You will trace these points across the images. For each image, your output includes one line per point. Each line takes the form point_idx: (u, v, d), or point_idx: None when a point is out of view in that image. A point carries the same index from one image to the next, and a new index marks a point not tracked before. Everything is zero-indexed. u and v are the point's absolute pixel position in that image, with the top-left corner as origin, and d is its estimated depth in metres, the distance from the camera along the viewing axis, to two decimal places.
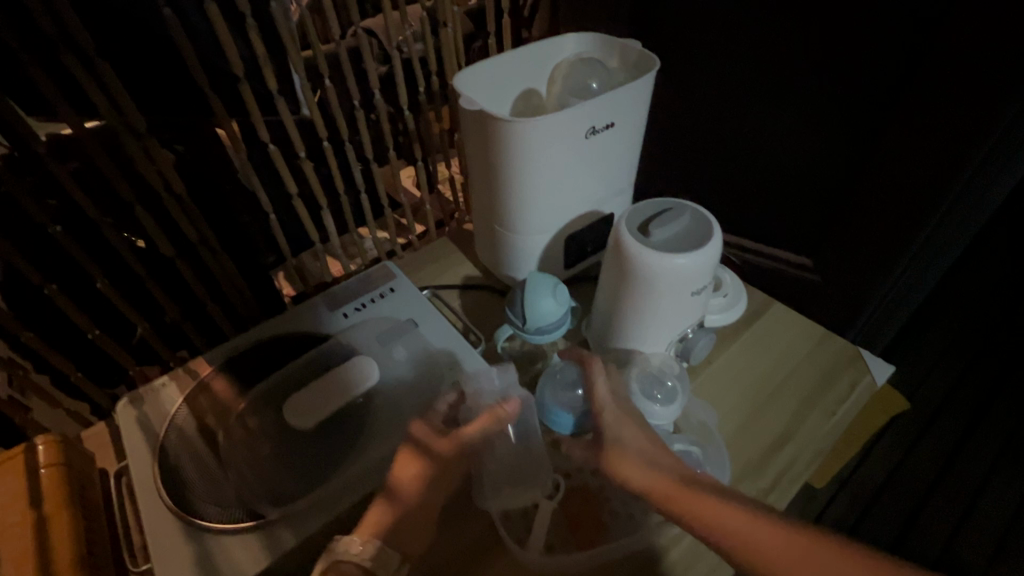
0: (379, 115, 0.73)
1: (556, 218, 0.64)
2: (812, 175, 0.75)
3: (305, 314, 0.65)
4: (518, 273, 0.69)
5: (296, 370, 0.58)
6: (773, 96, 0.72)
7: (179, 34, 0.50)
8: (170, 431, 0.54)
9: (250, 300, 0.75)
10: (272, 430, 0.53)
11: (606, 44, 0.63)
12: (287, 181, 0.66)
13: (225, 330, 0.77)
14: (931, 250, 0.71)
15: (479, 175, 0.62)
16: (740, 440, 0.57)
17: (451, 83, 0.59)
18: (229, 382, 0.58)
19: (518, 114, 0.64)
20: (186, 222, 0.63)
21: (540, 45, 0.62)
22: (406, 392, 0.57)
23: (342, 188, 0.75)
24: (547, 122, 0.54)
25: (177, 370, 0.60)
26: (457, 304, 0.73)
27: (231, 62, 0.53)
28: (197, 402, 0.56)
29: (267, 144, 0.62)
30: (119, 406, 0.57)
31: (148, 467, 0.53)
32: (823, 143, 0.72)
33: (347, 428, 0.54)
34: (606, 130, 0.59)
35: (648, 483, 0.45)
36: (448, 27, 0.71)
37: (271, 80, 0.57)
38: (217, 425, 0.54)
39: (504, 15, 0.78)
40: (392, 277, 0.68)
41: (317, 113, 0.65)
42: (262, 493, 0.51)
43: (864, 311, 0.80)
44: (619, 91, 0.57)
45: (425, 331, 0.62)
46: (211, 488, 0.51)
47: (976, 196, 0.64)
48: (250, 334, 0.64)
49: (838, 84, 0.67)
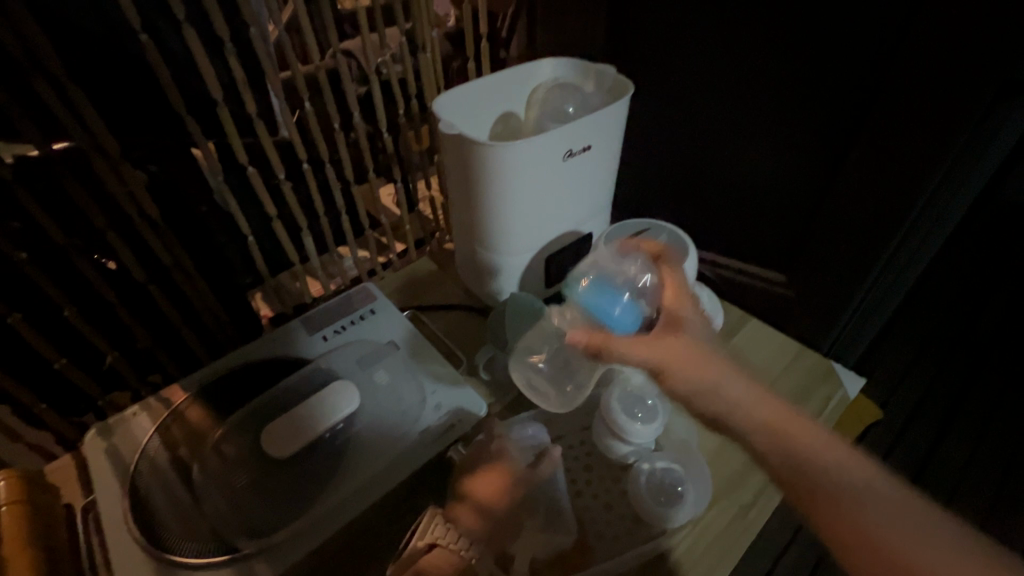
0: (359, 134, 0.73)
1: (535, 239, 0.64)
2: (782, 192, 0.78)
3: (283, 339, 0.64)
4: (498, 293, 0.70)
5: (275, 396, 0.57)
6: (743, 117, 0.74)
7: (155, 58, 0.50)
8: (141, 463, 0.52)
9: (226, 323, 0.74)
10: (249, 459, 0.52)
11: (582, 69, 0.65)
12: (266, 203, 0.65)
13: (199, 354, 0.75)
14: (899, 262, 0.74)
15: (460, 197, 0.63)
16: (720, 456, 0.58)
17: (430, 107, 0.59)
18: (204, 410, 0.57)
19: (497, 137, 0.65)
20: (160, 245, 0.63)
21: (518, 70, 0.64)
22: (387, 417, 0.56)
23: (321, 209, 0.74)
24: (525, 145, 0.55)
25: (149, 399, 0.58)
26: (438, 324, 0.73)
27: (209, 86, 0.53)
28: (170, 432, 0.55)
29: (245, 165, 0.62)
30: (87, 436, 0.55)
31: (116, 501, 0.50)
32: (791, 161, 0.74)
33: (326, 453, 0.53)
34: (583, 152, 0.60)
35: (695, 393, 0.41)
36: (426, 51, 0.73)
37: (249, 102, 0.57)
38: (191, 456, 0.53)
39: (482, 40, 0.79)
40: (372, 299, 0.68)
41: (295, 134, 0.65)
42: (237, 526, 0.49)
43: (837, 324, 0.83)
44: (595, 115, 0.58)
45: (408, 354, 0.62)
46: (183, 522, 0.49)
47: (939, 210, 0.67)
48: (226, 359, 0.62)
49: (803, 106, 0.70)
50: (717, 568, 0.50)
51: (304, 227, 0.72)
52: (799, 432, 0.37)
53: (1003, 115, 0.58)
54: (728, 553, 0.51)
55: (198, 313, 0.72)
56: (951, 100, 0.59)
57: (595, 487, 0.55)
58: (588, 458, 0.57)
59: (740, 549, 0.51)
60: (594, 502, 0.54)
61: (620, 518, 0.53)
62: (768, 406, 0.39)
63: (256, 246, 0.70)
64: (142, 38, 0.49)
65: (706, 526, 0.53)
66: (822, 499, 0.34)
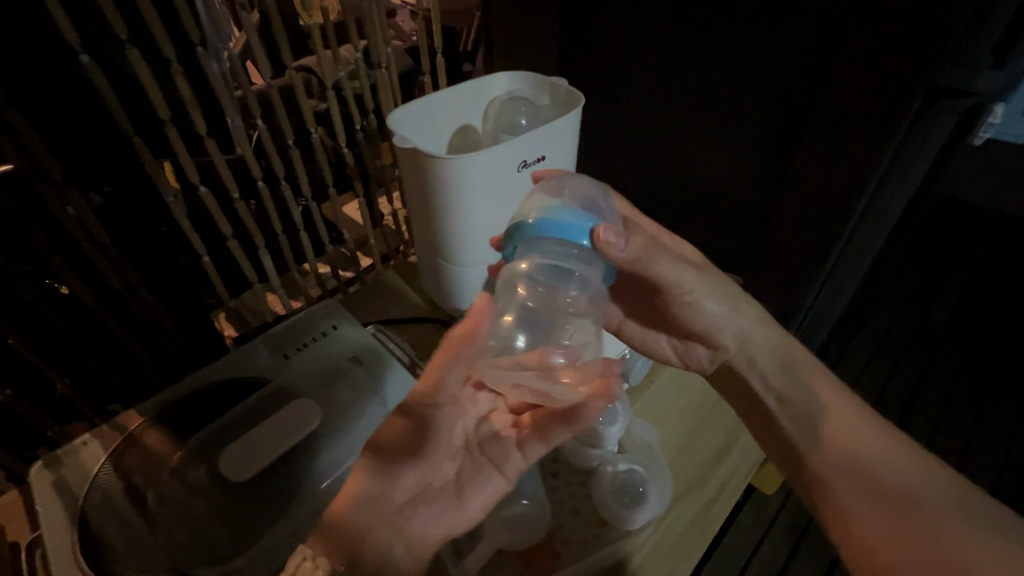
0: (317, 150, 0.73)
1: (494, 249, 0.65)
2: (735, 198, 0.81)
3: (243, 358, 0.63)
4: (460, 303, 0.70)
5: (234, 419, 0.55)
6: (695, 126, 0.77)
7: (97, 78, 0.50)
8: (92, 492, 0.51)
9: (185, 347, 0.72)
10: (208, 485, 0.51)
11: (535, 83, 0.66)
12: (221, 223, 0.64)
13: (157, 379, 0.73)
14: (845, 262, 0.78)
15: (418, 209, 0.63)
16: (681, 457, 0.59)
17: (386, 121, 0.59)
18: (161, 434, 0.55)
19: (454, 150, 0.66)
20: (111, 270, 0.61)
21: (471, 84, 0.65)
22: (349, 434, 0.56)
23: (280, 227, 0.73)
24: (479, 157, 0.56)
25: (101, 426, 0.56)
26: (403, 337, 0.73)
27: (157, 106, 0.53)
28: (124, 459, 0.53)
29: (198, 185, 0.61)
30: (32, 470, 0.52)
31: (62, 533, 0.48)
32: (741, 167, 0.78)
33: (289, 471, 0.53)
34: (538, 163, 0.61)
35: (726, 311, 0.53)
36: (382, 67, 0.73)
37: (200, 122, 0.56)
38: (146, 484, 0.51)
39: (438, 55, 0.80)
40: (335, 314, 0.67)
41: (250, 153, 0.64)
42: (195, 553, 0.48)
43: (793, 323, 0.86)
44: (548, 127, 0.59)
45: (371, 368, 0.61)
46: (136, 554, 0.47)
47: (875, 212, 0.71)
48: (183, 383, 0.60)
49: (751, 113, 0.73)
50: (680, 567, 0.51)
51: (263, 246, 0.71)
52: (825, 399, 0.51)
53: (929, 117, 0.62)
54: (691, 549, 0.52)
55: (154, 337, 0.70)
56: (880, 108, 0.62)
57: (562, 492, 0.55)
58: (553, 464, 0.57)
59: (700, 546, 0.53)
60: (560, 508, 0.54)
61: (586, 523, 0.53)
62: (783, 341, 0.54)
63: (213, 266, 0.69)
64: (83, 60, 0.48)
65: (671, 524, 0.54)
66: (866, 474, 0.46)
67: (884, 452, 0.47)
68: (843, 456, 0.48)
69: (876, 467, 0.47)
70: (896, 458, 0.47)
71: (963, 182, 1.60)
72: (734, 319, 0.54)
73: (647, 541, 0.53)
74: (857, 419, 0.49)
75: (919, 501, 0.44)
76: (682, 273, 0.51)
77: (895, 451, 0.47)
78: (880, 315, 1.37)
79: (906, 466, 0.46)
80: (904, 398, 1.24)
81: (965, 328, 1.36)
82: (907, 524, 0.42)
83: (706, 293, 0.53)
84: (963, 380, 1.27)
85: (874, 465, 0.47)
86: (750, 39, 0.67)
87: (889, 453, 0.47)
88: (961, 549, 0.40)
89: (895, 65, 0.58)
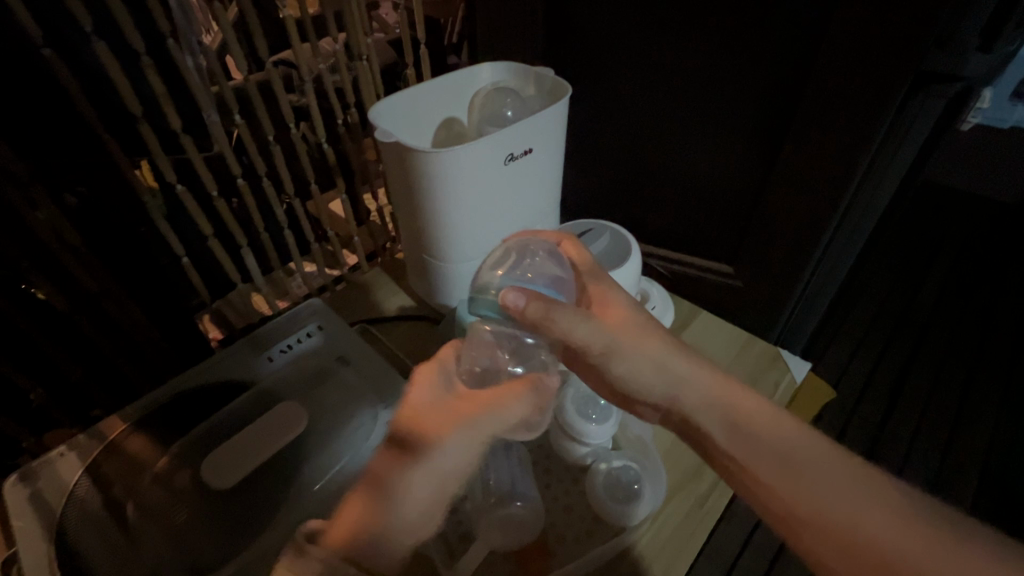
0: (297, 145, 0.71)
1: (481, 244, 0.63)
2: (725, 187, 0.81)
3: (226, 361, 0.61)
4: (448, 300, 0.69)
5: (216, 423, 0.54)
6: (683, 115, 0.76)
7: (63, 74, 0.47)
8: (71, 505, 0.49)
9: (166, 351, 0.70)
10: (192, 493, 0.49)
11: (520, 73, 0.65)
12: (200, 224, 0.62)
13: (137, 384, 0.71)
14: (834, 249, 0.78)
15: (402, 206, 0.61)
16: (675, 450, 0.58)
17: (367, 116, 0.58)
18: (142, 441, 0.54)
19: (438, 143, 0.64)
20: (85, 274, 0.59)
21: (454, 75, 0.63)
22: (338, 437, 0.54)
23: (262, 225, 0.71)
24: (464, 151, 0.54)
25: (78, 436, 0.54)
26: (391, 336, 0.71)
27: (128, 102, 0.50)
28: (103, 469, 0.51)
29: (174, 184, 0.58)
30: (6, 484, 0.50)
31: (40, 548, 0.47)
32: (731, 155, 0.77)
33: (276, 475, 0.52)
34: (525, 156, 0.60)
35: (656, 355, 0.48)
36: (363, 59, 0.71)
37: (174, 118, 0.53)
38: (126, 494, 0.50)
39: (420, 47, 0.78)
40: (319, 314, 0.65)
41: (228, 149, 0.61)
42: (180, 564, 0.47)
43: (782, 312, 0.87)
44: (533, 119, 0.58)
45: (359, 368, 0.60)
46: (117, 568, 0.46)
47: (863, 200, 0.72)
48: (164, 389, 0.58)
49: (740, 99, 0.72)
50: (677, 560, 0.51)
51: (244, 246, 0.68)
52: (761, 420, 0.44)
53: (913, 105, 0.62)
54: (689, 542, 0.52)
55: (133, 341, 0.68)
56: (869, 92, 0.62)
57: (555, 489, 0.54)
58: (546, 461, 0.56)
59: (696, 536, 0.52)
60: (554, 505, 0.53)
61: (580, 519, 0.52)
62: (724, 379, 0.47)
63: (193, 268, 0.65)
64: (46, 54, 0.45)
65: (665, 518, 0.54)
66: (783, 473, 0.41)
67: (774, 429, 0.44)
68: (753, 441, 0.43)
69: (780, 450, 0.42)
70: (824, 453, 0.41)
71: (946, 167, 1.61)
72: (659, 375, 0.48)
73: (642, 536, 0.52)
74: (778, 424, 0.44)
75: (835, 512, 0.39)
76: (595, 333, 0.48)
77: (807, 437, 0.43)
78: (867, 302, 1.38)
79: (844, 470, 0.40)
80: (892, 384, 1.26)
81: (950, 312, 1.37)
82: (844, 538, 0.38)
83: (630, 350, 0.49)
84: (949, 363, 1.29)
85: (794, 465, 0.41)
86: (739, 25, 0.66)
87: (780, 432, 0.43)
88: (891, 548, 0.36)
89: (884, 48, 0.58)
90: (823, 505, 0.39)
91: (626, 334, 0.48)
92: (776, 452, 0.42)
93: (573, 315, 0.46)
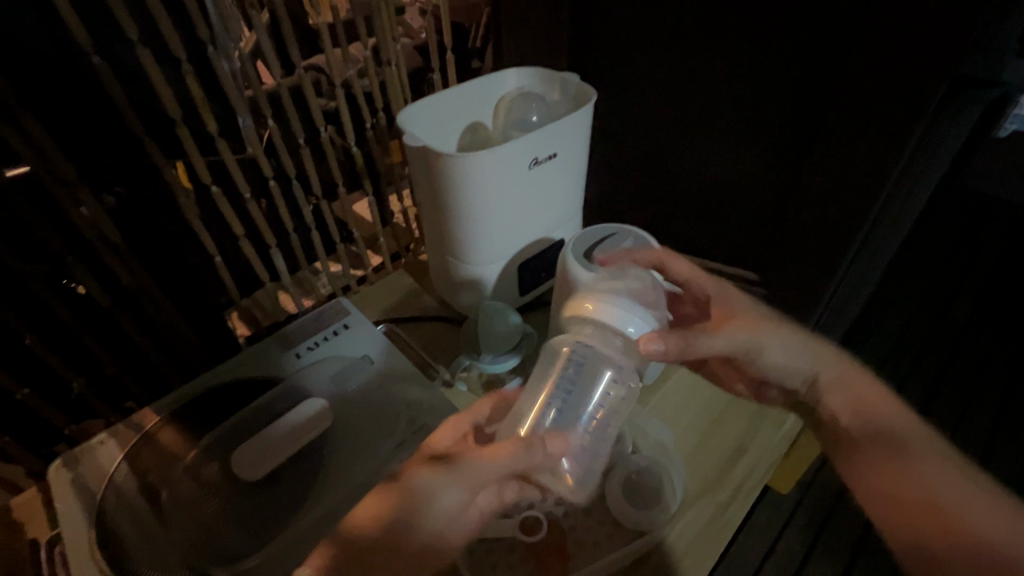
0: (326, 150, 0.73)
1: (505, 248, 0.64)
2: (754, 195, 0.80)
3: (256, 356, 0.64)
4: (471, 302, 0.70)
5: (249, 416, 0.57)
6: (709, 119, 0.77)
7: (112, 81, 0.51)
8: (109, 491, 0.52)
9: (188, 337, 0.73)
10: (224, 484, 0.52)
11: (546, 78, 0.65)
12: (232, 224, 0.65)
13: (170, 377, 0.75)
14: (864, 254, 0.77)
15: (428, 206, 0.63)
16: (696, 456, 0.62)
17: (396, 118, 0.59)
18: (176, 431, 0.57)
19: (464, 146, 0.66)
20: (125, 271, 0.63)
21: (480, 81, 0.64)
22: (369, 437, 0.57)
23: (292, 229, 0.75)
24: (490, 155, 0.55)
25: (116, 426, 0.58)
26: (415, 337, 0.72)
27: (166, 103, 0.53)
28: (141, 456, 0.55)
29: (209, 186, 0.62)
30: (52, 468, 0.54)
31: (80, 529, 0.50)
32: (757, 159, 0.77)
33: (304, 468, 0.54)
34: (550, 160, 0.61)
35: (836, 408, 0.53)
36: (391, 65, 0.73)
37: (211, 123, 0.57)
38: (159, 481, 0.53)
39: (447, 52, 0.79)
40: (345, 313, 0.67)
41: (261, 153, 0.65)
42: (209, 552, 0.49)
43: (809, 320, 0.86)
44: (558, 123, 0.59)
45: (383, 368, 0.62)
46: (151, 551, 0.49)
47: (895, 207, 0.71)
48: (193, 385, 0.61)
49: (772, 101, 0.71)
50: (704, 557, 0.54)
51: (274, 244, 0.71)
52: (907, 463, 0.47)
53: (952, 110, 0.61)
54: (714, 539, 0.55)
55: (163, 332, 0.71)
56: (907, 95, 0.61)
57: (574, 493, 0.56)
58: None
59: (719, 542, 0.55)
60: (574, 510, 0.55)
61: (599, 525, 0.55)
62: (850, 399, 0.52)
63: (225, 266, 0.69)
64: (95, 61, 0.50)
65: (687, 525, 0.56)
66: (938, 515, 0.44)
67: (900, 428, 0.50)
68: (890, 472, 0.48)
69: (922, 477, 0.46)
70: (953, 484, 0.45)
71: None
72: (793, 366, 0.54)
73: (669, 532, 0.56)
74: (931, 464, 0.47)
75: (958, 512, 0.43)
76: (734, 338, 0.53)
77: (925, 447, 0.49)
78: (898, 310, 1.34)
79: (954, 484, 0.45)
80: (924, 396, 1.21)
81: (989, 324, 1.32)
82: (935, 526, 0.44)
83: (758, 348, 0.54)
84: (984, 377, 1.24)
85: (955, 518, 0.43)
86: (763, 30, 0.67)
87: (905, 430, 0.50)
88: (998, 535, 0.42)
89: (921, 52, 0.58)
90: (902, 478, 0.47)
91: (758, 332, 0.53)
92: (896, 467, 0.47)
93: (709, 341, 0.52)
